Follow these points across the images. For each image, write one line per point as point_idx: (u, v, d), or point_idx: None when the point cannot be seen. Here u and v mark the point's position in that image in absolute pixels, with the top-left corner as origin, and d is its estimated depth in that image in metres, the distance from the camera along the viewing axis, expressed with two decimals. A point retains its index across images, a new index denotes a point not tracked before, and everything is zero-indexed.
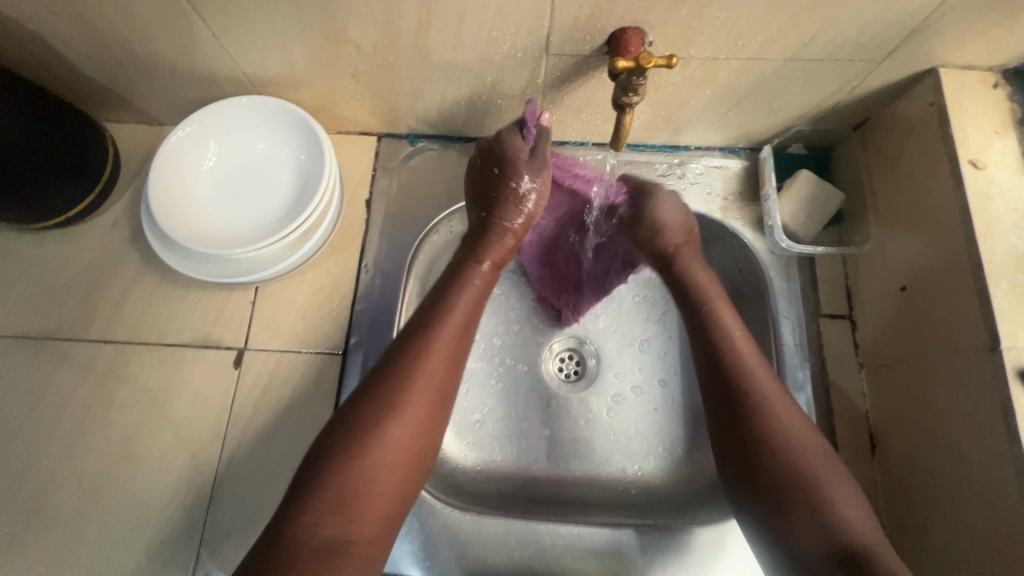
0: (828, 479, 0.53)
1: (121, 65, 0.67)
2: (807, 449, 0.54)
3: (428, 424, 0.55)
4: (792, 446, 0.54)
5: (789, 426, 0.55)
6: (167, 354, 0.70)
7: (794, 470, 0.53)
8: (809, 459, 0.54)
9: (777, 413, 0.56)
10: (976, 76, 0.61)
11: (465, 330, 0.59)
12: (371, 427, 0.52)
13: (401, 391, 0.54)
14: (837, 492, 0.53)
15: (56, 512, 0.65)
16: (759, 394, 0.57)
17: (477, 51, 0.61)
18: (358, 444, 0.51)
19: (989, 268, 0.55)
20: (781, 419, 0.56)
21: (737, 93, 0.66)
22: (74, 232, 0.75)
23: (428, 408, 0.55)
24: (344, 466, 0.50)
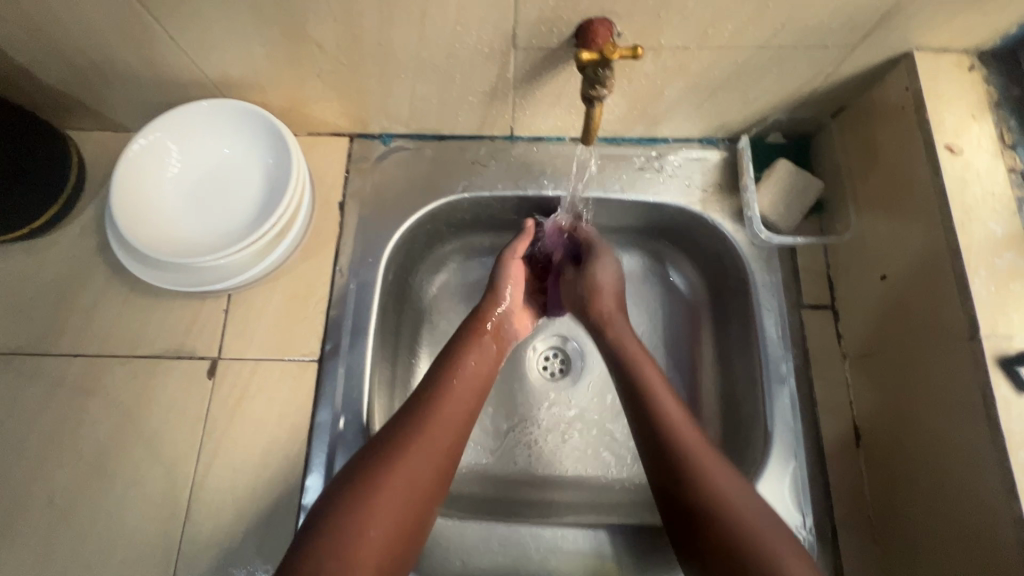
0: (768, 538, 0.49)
1: (78, 71, 0.65)
2: (734, 496, 0.52)
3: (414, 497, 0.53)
4: (722, 500, 0.52)
5: (721, 483, 0.53)
6: (138, 367, 0.69)
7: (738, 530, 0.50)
8: (744, 507, 0.51)
9: (714, 481, 0.53)
10: (952, 59, 0.60)
11: (468, 397, 0.61)
12: (353, 498, 0.50)
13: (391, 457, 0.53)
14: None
15: (27, 533, 0.63)
16: (687, 457, 0.55)
17: (443, 47, 0.60)
18: (359, 500, 0.50)
19: (968, 256, 0.54)
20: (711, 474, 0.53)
21: (711, 83, 0.65)
22: (40, 244, 0.73)
23: (412, 481, 0.53)
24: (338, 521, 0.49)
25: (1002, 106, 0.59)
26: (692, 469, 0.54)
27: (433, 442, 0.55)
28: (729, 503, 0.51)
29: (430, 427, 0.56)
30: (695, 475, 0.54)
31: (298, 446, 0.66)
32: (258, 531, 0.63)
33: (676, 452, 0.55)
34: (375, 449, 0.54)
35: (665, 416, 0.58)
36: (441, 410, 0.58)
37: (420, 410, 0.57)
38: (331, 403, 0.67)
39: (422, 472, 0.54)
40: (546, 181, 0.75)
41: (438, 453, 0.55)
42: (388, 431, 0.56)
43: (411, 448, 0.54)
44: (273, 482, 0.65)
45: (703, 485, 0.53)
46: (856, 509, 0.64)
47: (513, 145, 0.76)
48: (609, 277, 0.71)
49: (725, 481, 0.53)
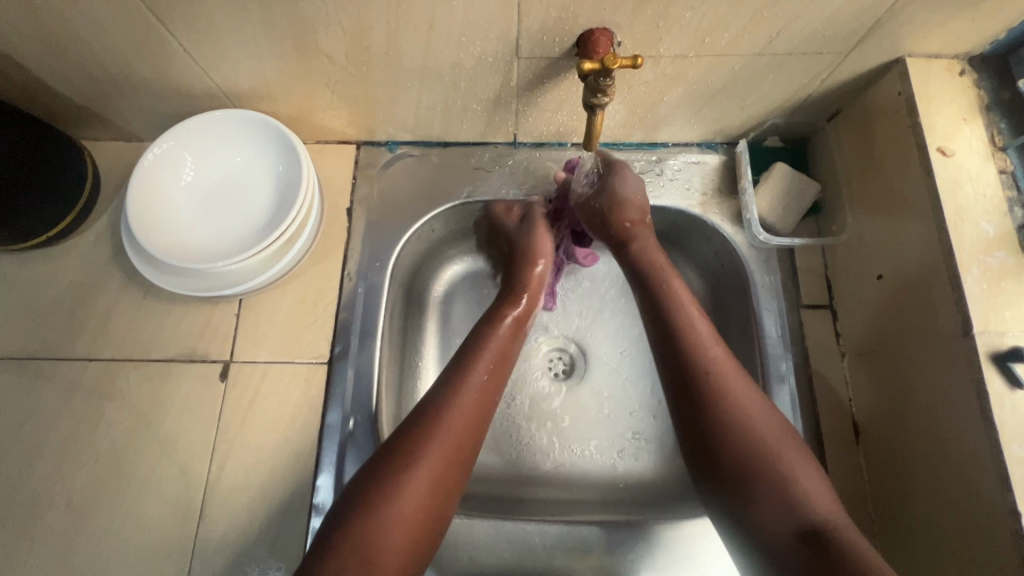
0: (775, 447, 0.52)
1: (95, 83, 0.67)
2: (752, 416, 0.54)
3: (437, 494, 0.53)
4: (740, 418, 0.54)
5: (747, 408, 0.54)
6: (152, 370, 0.70)
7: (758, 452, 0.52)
8: (771, 439, 0.53)
9: (737, 400, 0.55)
10: (943, 65, 0.62)
11: (488, 391, 0.61)
12: (376, 496, 0.51)
13: (415, 455, 0.53)
14: (800, 475, 0.51)
15: (45, 532, 0.65)
16: (716, 384, 0.56)
17: (449, 57, 0.62)
18: (384, 495, 0.51)
19: (960, 255, 0.55)
20: (731, 394, 0.55)
21: (709, 89, 0.66)
22: (56, 252, 0.75)
23: (436, 478, 0.54)
24: (362, 518, 0.50)
25: (992, 109, 0.61)
26: (724, 395, 0.55)
27: (456, 435, 0.56)
28: (746, 418, 0.54)
29: (451, 420, 0.57)
30: (725, 404, 0.55)
31: (309, 446, 0.68)
32: (270, 529, 0.65)
33: (707, 379, 0.56)
34: (398, 443, 0.55)
35: (698, 347, 0.58)
36: (463, 404, 0.58)
37: (441, 405, 0.58)
38: (340, 404, 0.69)
39: (445, 468, 0.54)
40: (548, 186, 0.77)
41: (460, 444, 0.56)
42: (410, 426, 0.56)
43: (436, 441, 0.55)
44: (284, 482, 0.67)
45: (729, 412, 0.54)
46: (856, 504, 0.65)
47: (516, 151, 0.78)
48: (636, 190, 0.70)
49: (753, 410, 0.54)
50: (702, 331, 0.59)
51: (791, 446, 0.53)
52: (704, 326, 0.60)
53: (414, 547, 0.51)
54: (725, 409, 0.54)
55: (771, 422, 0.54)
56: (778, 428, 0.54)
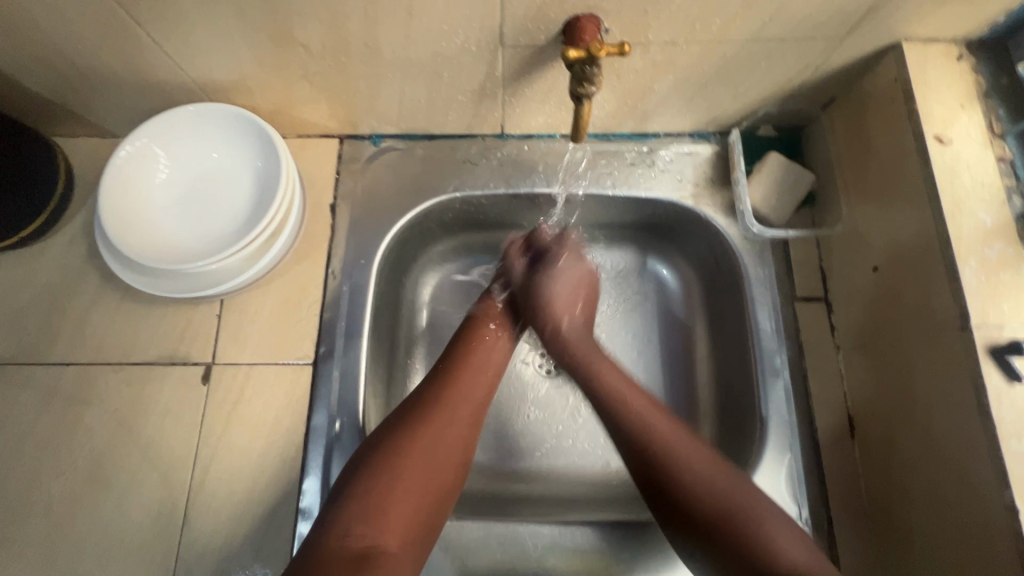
0: (748, 512, 0.51)
1: (63, 78, 0.64)
2: (711, 477, 0.53)
3: (445, 456, 0.55)
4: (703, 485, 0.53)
5: (705, 482, 0.53)
6: (132, 374, 0.68)
7: (731, 520, 0.51)
8: (735, 499, 0.52)
9: (702, 479, 0.53)
10: (940, 49, 0.60)
11: (491, 362, 0.64)
12: (386, 455, 0.53)
13: (421, 416, 0.56)
14: (775, 533, 0.50)
15: (25, 543, 0.63)
16: (670, 452, 0.55)
17: (430, 47, 0.59)
18: (388, 465, 0.52)
19: (958, 246, 0.54)
20: (689, 468, 0.54)
21: (700, 78, 0.64)
22: (29, 253, 0.72)
23: (444, 439, 0.56)
24: (370, 475, 0.51)
25: (990, 95, 0.59)
26: (679, 474, 0.53)
27: (455, 417, 0.58)
28: (711, 491, 0.52)
29: (454, 407, 0.58)
30: (683, 479, 0.53)
31: (295, 450, 0.66)
32: (257, 535, 0.64)
33: (661, 456, 0.55)
34: (402, 418, 0.56)
35: (638, 420, 0.58)
36: (461, 390, 0.60)
37: (439, 385, 0.60)
38: (327, 406, 0.67)
39: (453, 430, 0.57)
40: (537, 179, 0.75)
41: (461, 426, 0.57)
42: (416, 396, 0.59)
43: (435, 416, 0.57)
44: (271, 486, 0.65)
45: (695, 489, 0.52)
46: (851, 499, 0.64)
47: (504, 144, 0.76)
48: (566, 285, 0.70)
49: (709, 474, 0.53)
50: (641, 405, 0.59)
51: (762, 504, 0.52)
52: (640, 397, 0.60)
53: (425, 506, 0.52)
54: (678, 481, 0.53)
55: (730, 478, 0.53)
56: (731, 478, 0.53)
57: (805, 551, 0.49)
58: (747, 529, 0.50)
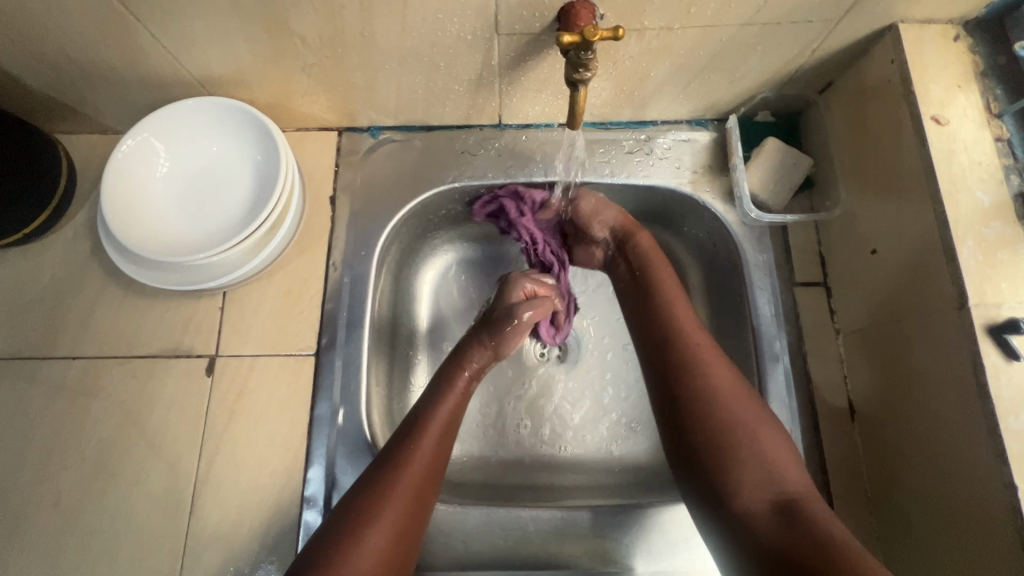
0: (751, 421, 0.55)
1: (63, 74, 0.65)
2: (724, 384, 0.57)
3: (411, 523, 0.54)
4: (715, 392, 0.56)
5: (726, 390, 0.56)
6: (137, 367, 0.69)
7: (734, 429, 0.54)
8: (748, 423, 0.55)
9: (714, 375, 0.57)
10: (937, 30, 0.60)
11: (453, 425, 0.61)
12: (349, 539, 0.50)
13: (385, 492, 0.53)
14: (768, 441, 0.54)
15: (36, 533, 0.64)
16: (703, 372, 0.57)
17: (426, 37, 0.59)
18: (378, 490, 0.53)
19: (955, 227, 0.54)
20: (711, 372, 0.57)
21: (697, 63, 0.64)
22: (33, 250, 0.73)
23: (411, 509, 0.54)
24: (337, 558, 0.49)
25: (987, 75, 0.59)
26: (701, 386, 0.57)
27: (416, 494, 0.55)
28: (718, 393, 0.56)
29: (412, 478, 0.55)
30: (705, 389, 0.56)
31: (298, 440, 0.67)
32: (263, 523, 0.64)
33: (691, 368, 0.58)
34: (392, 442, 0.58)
35: (691, 340, 0.60)
36: (422, 464, 0.56)
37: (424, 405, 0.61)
38: (329, 396, 0.68)
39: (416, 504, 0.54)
40: (535, 168, 0.75)
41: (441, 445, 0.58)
42: (383, 464, 0.55)
43: (388, 507, 0.52)
44: (276, 477, 0.66)
45: (713, 393, 0.56)
46: (851, 483, 0.64)
47: (502, 134, 0.76)
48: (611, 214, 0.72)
49: (727, 386, 0.56)
50: (686, 318, 0.63)
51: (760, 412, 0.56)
52: (693, 325, 0.62)
53: None
54: (699, 394, 0.56)
55: (755, 410, 0.56)
56: (744, 393, 0.57)
57: (802, 477, 0.53)
58: (749, 439, 0.54)
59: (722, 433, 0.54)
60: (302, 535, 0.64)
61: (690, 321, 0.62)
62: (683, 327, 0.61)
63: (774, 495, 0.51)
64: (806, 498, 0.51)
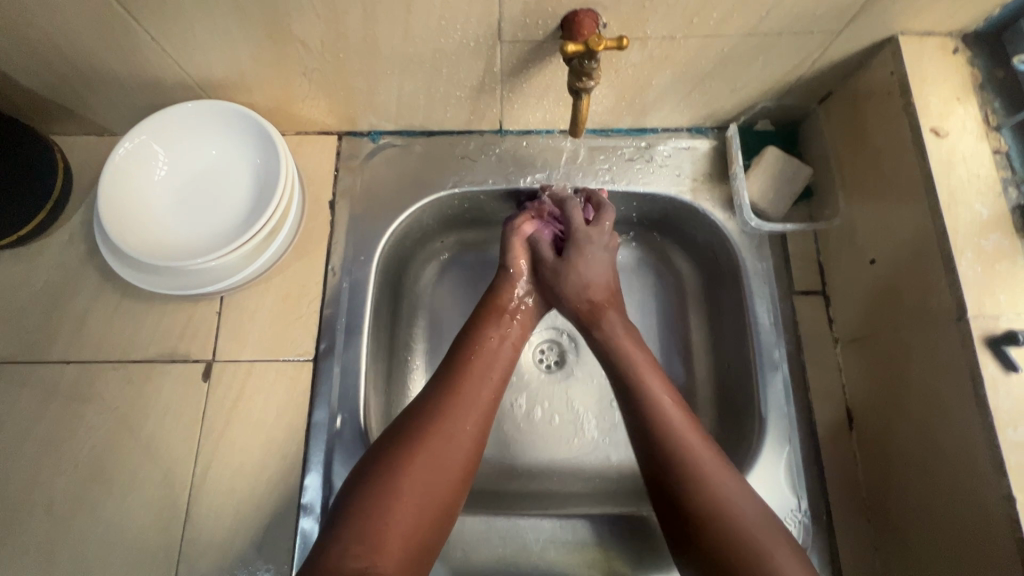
0: (763, 540, 0.50)
1: (60, 75, 0.64)
2: (729, 496, 0.53)
3: (455, 471, 0.55)
4: (721, 509, 0.52)
5: (720, 489, 0.53)
6: (132, 371, 0.68)
7: (751, 554, 0.50)
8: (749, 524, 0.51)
9: (711, 482, 0.53)
10: (936, 42, 0.61)
11: (498, 361, 0.63)
12: (391, 466, 0.53)
13: (422, 428, 0.55)
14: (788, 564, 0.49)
15: (27, 539, 0.63)
16: (700, 471, 0.54)
17: (429, 42, 0.59)
18: (386, 487, 0.51)
19: (954, 238, 0.54)
20: (710, 483, 0.53)
21: (698, 72, 0.65)
22: (28, 252, 0.72)
23: (450, 450, 0.55)
24: (374, 490, 0.51)
25: (985, 88, 0.60)
26: (694, 484, 0.53)
27: (452, 432, 0.56)
28: (727, 513, 0.52)
29: (454, 415, 0.57)
30: (706, 505, 0.52)
31: (296, 446, 0.67)
32: (259, 529, 0.64)
33: (684, 471, 0.54)
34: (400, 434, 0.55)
35: (681, 444, 0.56)
36: (460, 405, 0.58)
37: (439, 399, 0.58)
38: (327, 403, 0.68)
39: (454, 450, 0.55)
40: (536, 174, 0.75)
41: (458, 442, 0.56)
42: (420, 406, 0.58)
43: (422, 446, 0.54)
44: (273, 484, 0.65)
45: (711, 496, 0.53)
46: (850, 491, 0.65)
47: (503, 139, 0.76)
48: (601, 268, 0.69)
49: (729, 497, 0.53)
50: (675, 417, 0.58)
51: (770, 524, 0.52)
52: (679, 414, 0.58)
53: (423, 526, 0.52)
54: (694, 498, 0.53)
55: (763, 525, 0.51)
56: (743, 489, 0.54)
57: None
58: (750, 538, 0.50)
59: (737, 554, 0.50)
60: (299, 543, 0.63)
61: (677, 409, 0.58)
62: (677, 432, 0.56)
63: None
64: None
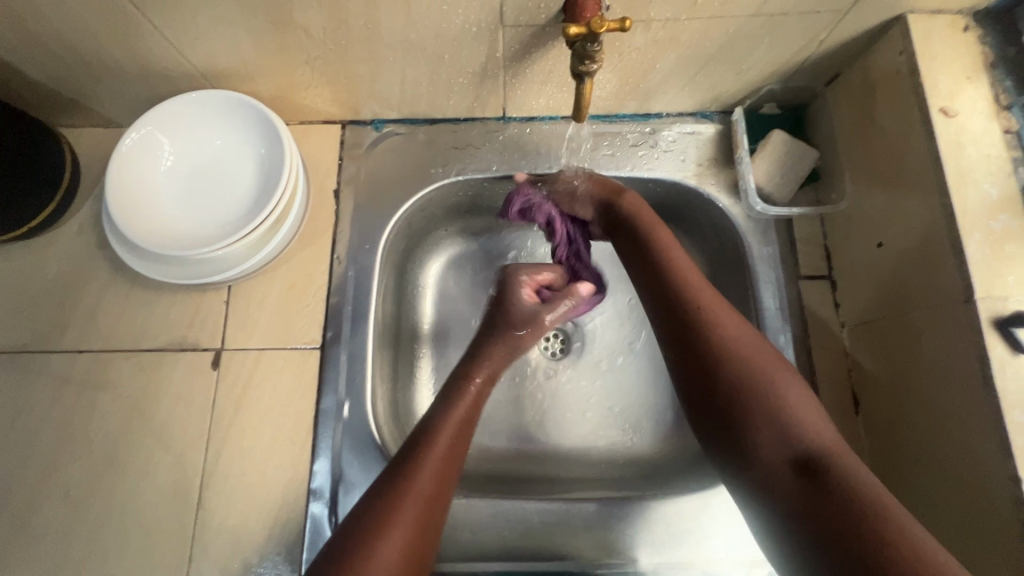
0: (809, 429, 0.51)
1: (67, 67, 0.65)
2: (783, 399, 0.53)
3: (429, 524, 0.53)
4: (762, 403, 0.52)
5: (776, 399, 0.53)
6: (143, 360, 0.69)
7: (784, 432, 0.51)
8: (804, 424, 0.51)
9: (755, 372, 0.54)
10: (946, 21, 0.59)
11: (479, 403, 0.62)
12: (380, 520, 0.50)
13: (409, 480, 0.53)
14: (837, 456, 0.49)
15: (46, 524, 0.65)
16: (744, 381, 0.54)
17: (431, 28, 0.59)
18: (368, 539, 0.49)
19: (962, 219, 0.54)
20: (757, 370, 0.54)
21: (703, 54, 0.64)
22: (38, 244, 0.73)
23: (435, 496, 0.54)
24: (360, 547, 0.49)
25: (996, 67, 0.59)
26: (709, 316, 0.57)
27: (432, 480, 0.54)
28: (771, 407, 0.52)
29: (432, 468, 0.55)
30: (755, 408, 0.53)
31: (304, 433, 0.67)
32: (269, 514, 0.65)
33: (722, 363, 0.55)
34: (366, 508, 0.51)
35: (717, 342, 0.56)
36: (441, 452, 0.56)
37: (411, 463, 0.54)
38: (335, 390, 0.68)
39: (433, 499, 0.54)
40: (540, 161, 0.75)
41: (422, 533, 0.52)
42: (400, 461, 0.55)
43: (408, 500, 0.52)
44: (281, 472, 0.66)
45: (753, 393, 0.53)
46: None
47: (506, 127, 0.76)
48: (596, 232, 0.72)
49: (778, 394, 0.53)
50: (721, 335, 0.56)
51: (814, 411, 0.53)
52: (729, 319, 0.57)
53: None
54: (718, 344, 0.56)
55: (802, 403, 0.53)
56: (799, 388, 0.54)
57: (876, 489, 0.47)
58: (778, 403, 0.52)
59: (779, 446, 0.51)
60: (309, 527, 0.65)
61: (724, 309, 0.58)
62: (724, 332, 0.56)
63: (838, 510, 0.46)
64: (885, 504, 0.46)
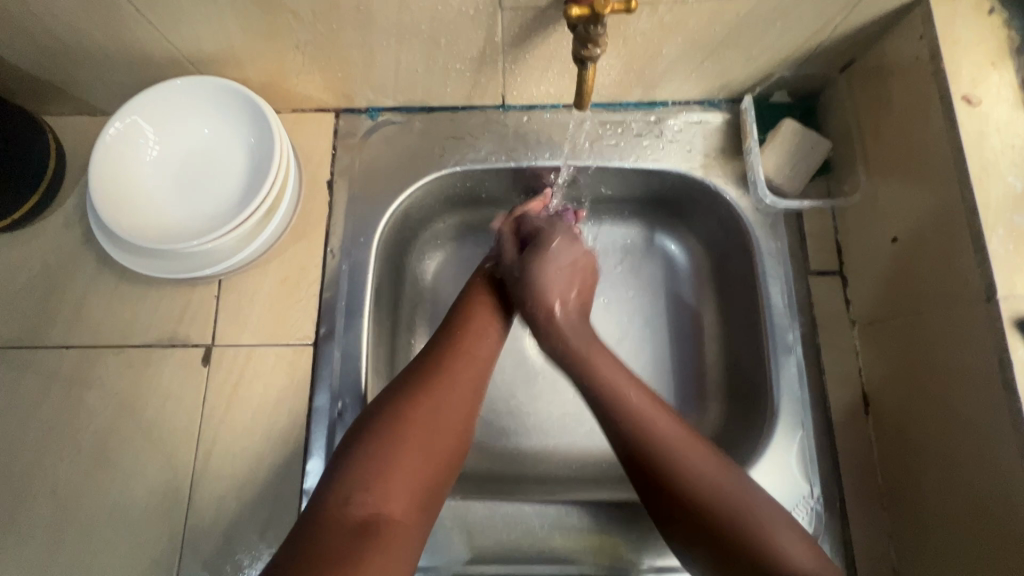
0: (756, 515, 0.48)
1: (47, 51, 0.62)
2: (721, 491, 0.49)
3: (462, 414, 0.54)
4: (703, 495, 0.48)
5: (717, 484, 0.49)
6: (132, 357, 0.68)
7: (738, 523, 0.47)
8: (757, 509, 0.48)
9: (690, 466, 0.50)
10: (971, 3, 0.56)
11: (507, 304, 0.65)
12: (402, 407, 0.52)
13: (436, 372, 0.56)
14: (783, 535, 0.47)
15: (34, 522, 0.63)
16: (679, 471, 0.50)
17: (426, 10, 0.56)
18: (393, 423, 0.51)
19: (984, 214, 0.51)
20: (695, 471, 0.50)
21: (712, 38, 0.61)
22: (23, 236, 0.71)
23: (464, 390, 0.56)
24: (384, 431, 0.50)
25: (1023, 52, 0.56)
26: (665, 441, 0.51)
27: (456, 378, 0.56)
28: (712, 497, 0.48)
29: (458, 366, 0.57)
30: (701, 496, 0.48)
31: (297, 432, 0.66)
32: (261, 515, 0.63)
33: (661, 454, 0.51)
34: (389, 399, 0.53)
35: (649, 437, 0.52)
36: (464, 351, 0.58)
37: (432, 360, 0.57)
38: (328, 388, 0.66)
39: (463, 387, 0.56)
40: (540, 151, 0.72)
41: (453, 418, 0.54)
42: (423, 359, 0.58)
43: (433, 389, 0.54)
44: (273, 472, 0.65)
45: (693, 484, 0.49)
46: (864, 478, 0.63)
47: (505, 115, 0.73)
48: (567, 261, 0.65)
49: (716, 480, 0.49)
50: (649, 423, 0.52)
51: (755, 495, 0.49)
52: (661, 415, 0.53)
53: (427, 479, 0.50)
54: (688, 500, 0.49)
55: (744, 488, 0.49)
56: (735, 472, 0.51)
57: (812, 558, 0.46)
58: (761, 541, 0.46)
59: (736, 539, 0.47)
60: None
61: (662, 414, 0.53)
62: (656, 427, 0.52)
63: None
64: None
